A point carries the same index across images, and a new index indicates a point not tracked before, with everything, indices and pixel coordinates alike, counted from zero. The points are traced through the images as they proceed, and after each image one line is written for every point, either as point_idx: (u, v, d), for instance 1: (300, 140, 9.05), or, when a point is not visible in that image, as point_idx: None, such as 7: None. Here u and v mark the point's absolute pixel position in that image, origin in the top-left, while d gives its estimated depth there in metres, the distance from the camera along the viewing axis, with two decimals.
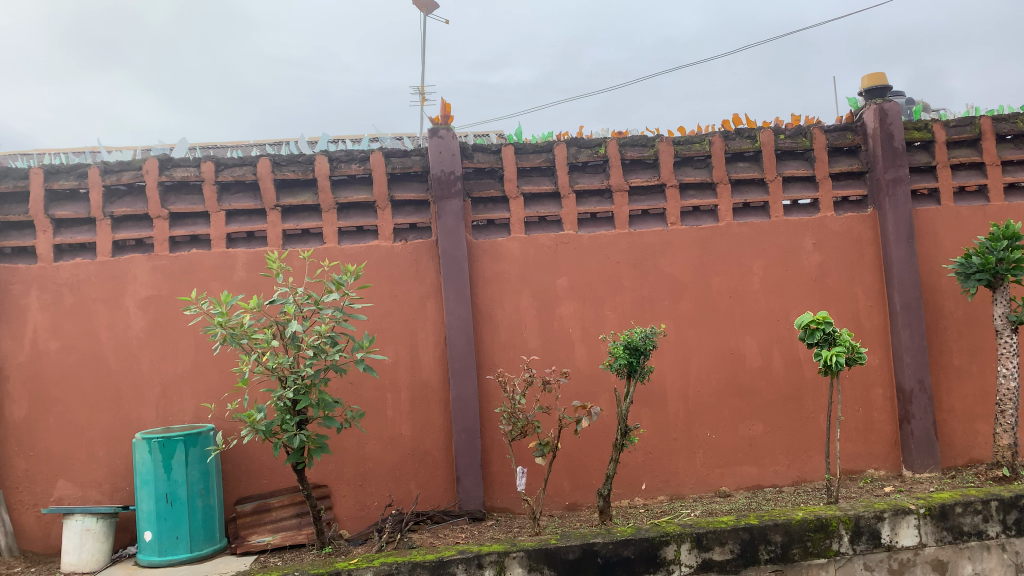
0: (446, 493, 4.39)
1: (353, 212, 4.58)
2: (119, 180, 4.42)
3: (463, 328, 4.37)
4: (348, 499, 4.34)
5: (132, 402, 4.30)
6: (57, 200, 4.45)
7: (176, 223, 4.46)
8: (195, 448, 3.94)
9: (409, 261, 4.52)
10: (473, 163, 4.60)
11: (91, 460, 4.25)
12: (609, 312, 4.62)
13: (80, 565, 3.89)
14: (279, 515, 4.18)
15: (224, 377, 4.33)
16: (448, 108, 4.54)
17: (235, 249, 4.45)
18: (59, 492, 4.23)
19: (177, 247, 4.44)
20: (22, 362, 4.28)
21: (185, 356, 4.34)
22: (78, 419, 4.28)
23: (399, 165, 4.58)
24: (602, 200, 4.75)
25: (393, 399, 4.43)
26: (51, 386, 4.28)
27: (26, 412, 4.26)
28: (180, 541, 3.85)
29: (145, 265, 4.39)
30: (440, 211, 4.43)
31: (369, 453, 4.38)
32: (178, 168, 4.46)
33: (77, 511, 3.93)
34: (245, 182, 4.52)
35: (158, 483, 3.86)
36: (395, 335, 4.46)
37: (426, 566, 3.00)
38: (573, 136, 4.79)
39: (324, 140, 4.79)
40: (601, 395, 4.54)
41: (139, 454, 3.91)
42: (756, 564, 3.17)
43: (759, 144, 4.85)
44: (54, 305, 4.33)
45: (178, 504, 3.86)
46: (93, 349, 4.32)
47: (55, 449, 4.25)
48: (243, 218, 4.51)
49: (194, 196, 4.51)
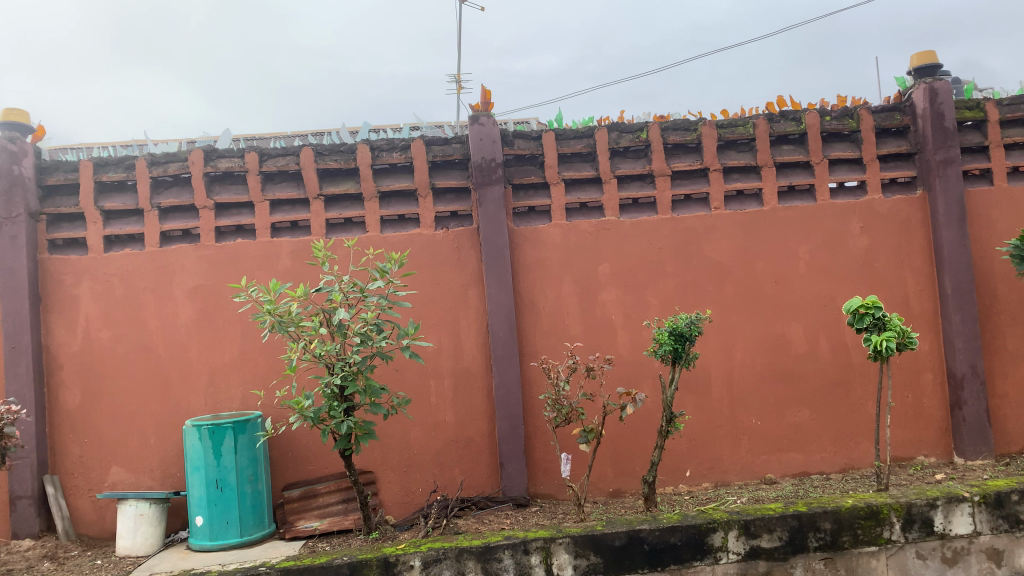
0: (490, 479, 4.40)
1: (394, 200, 4.60)
2: (165, 171, 4.48)
3: (504, 315, 4.38)
4: (393, 484, 4.38)
5: (182, 390, 4.38)
6: (105, 192, 4.54)
7: (222, 214, 4.52)
8: (244, 435, 4.00)
9: (450, 249, 4.53)
10: (513, 150, 4.59)
11: (143, 446, 4.34)
12: (652, 298, 4.58)
13: (134, 549, 3.98)
14: (326, 501, 4.22)
15: (270, 364, 4.39)
16: (488, 95, 4.53)
17: (279, 238, 4.49)
18: (112, 478, 4.32)
19: (224, 237, 4.50)
20: (75, 351, 4.38)
21: (232, 344, 4.40)
22: (129, 406, 4.37)
23: (439, 153, 4.59)
24: (644, 185, 4.70)
25: (436, 386, 4.44)
26: (102, 374, 4.37)
27: (79, 399, 4.35)
28: (230, 526, 3.91)
29: (192, 255, 4.45)
30: (481, 198, 4.43)
31: (412, 439, 4.41)
32: (222, 159, 4.51)
33: (130, 497, 4.02)
34: (288, 172, 4.57)
35: (208, 470, 3.92)
36: (438, 322, 4.47)
37: (472, 552, 3.02)
38: (614, 121, 4.75)
39: (365, 129, 4.82)
40: (645, 381, 4.51)
41: (189, 441, 3.97)
42: (805, 552, 3.14)
43: (805, 126, 4.76)
44: (104, 296, 4.41)
45: (227, 490, 3.92)
46: (144, 337, 4.40)
47: (107, 435, 4.34)
48: (287, 208, 4.55)
49: (239, 186, 4.56)
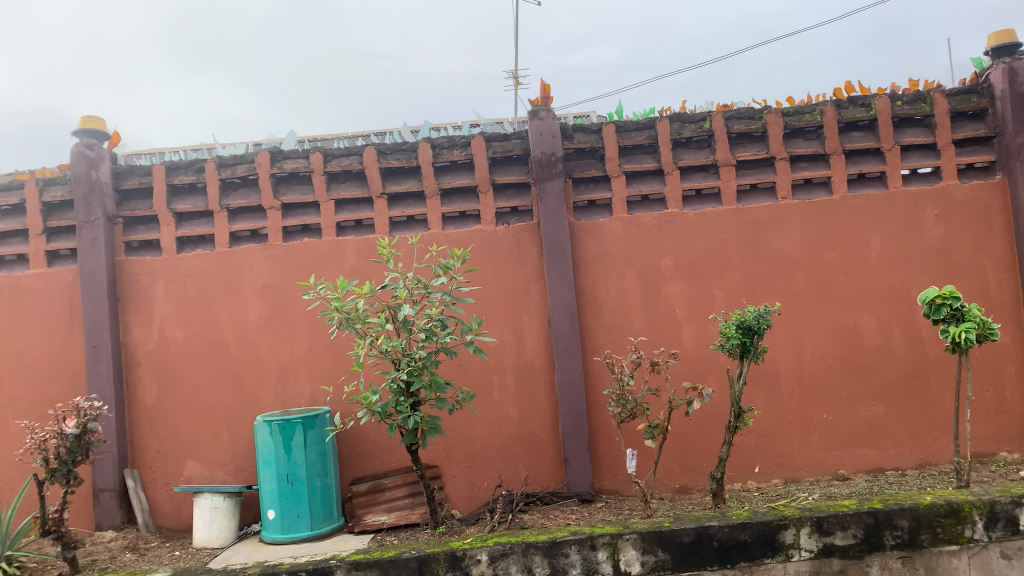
0: (554, 474, 4.39)
1: (455, 197, 4.62)
2: (233, 173, 4.60)
3: (566, 310, 4.36)
4: (459, 479, 4.41)
5: (252, 386, 4.49)
6: (177, 195, 4.68)
7: (289, 214, 4.61)
8: (313, 430, 4.08)
9: (511, 244, 4.53)
10: (573, 144, 4.56)
11: (216, 441, 4.46)
12: (717, 291, 4.50)
13: (210, 541, 4.10)
14: (393, 495, 4.29)
15: (337, 360, 4.46)
16: (548, 89, 4.51)
17: (344, 237, 4.56)
18: (188, 473, 4.45)
19: (291, 237, 4.59)
20: (151, 349, 4.52)
21: (300, 341, 4.49)
22: (203, 402, 4.49)
23: (499, 149, 4.59)
24: (708, 176, 4.62)
25: (499, 381, 4.46)
26: (177, 371, 4.51)
27: (156, 396, 4.50)
28: (301, 519, 4.00)
29: (261, 254, 4.55)
30: (542, 193, 4.42)
31: (477, 434, 4.43)
32: (288, 160, 4.60)
33: (206, 490, 4.15)
34: (351, 172, 4.64)
35: (279, 464, 4.01)
36: (500, 318, 4.48)
37: (539, 547, 3.02)
38: (676, 112, 4.69)
39: (426, 127, 4.86)
40: (711, 376, 4.45)
41: (261, 436, 4.06)
42: (882, 550, 3.04)
43: (875, 112, 4.61)
44: (178, 295, 4.55)
45: (298, 484, 4.01)
46: (215, 336, 4.52)
47: (182, 431, 4.48)
48: (351, 207, 4.61)
49: (304, 186, 4.65)
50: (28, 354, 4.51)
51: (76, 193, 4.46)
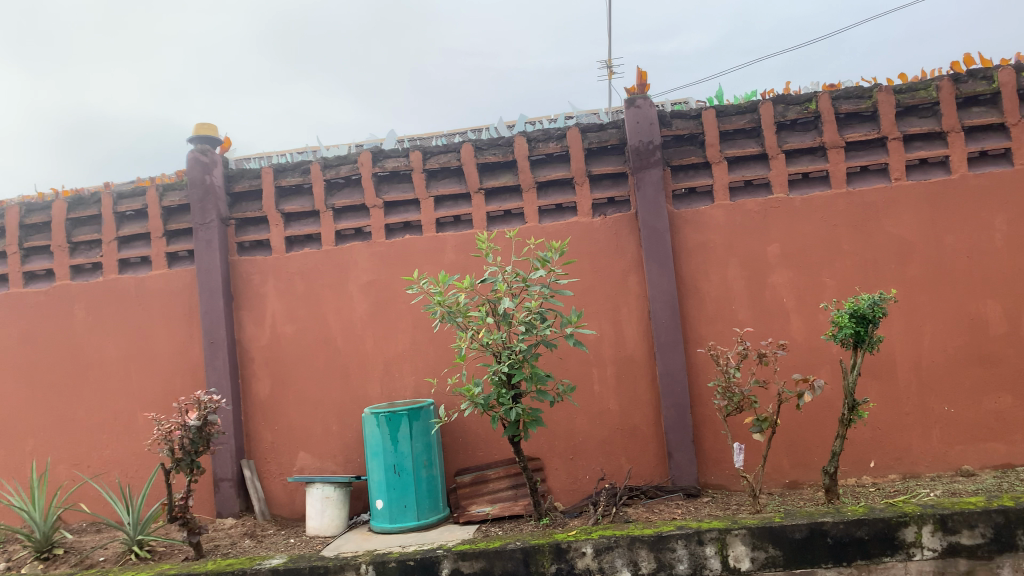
0: (657, 468, 4.32)
1: (552, 189, 4.61)
2: (337, 173, 4.75)
3: (668, 301, 4.29)
4: (561, 472, 4.41)
5: (359, 380, 4.62)
6: (285, 196, 4.86)
7: (390, 212, 4.71)
8: (418, 422, 4.16)
9: (610, 235, 4.48)
10: (672, 131, 4.48)
11: (326, 433, 4.62)
12: (827, 279, 4.33)
13: (322, 529, 4.25)
14: (496, 487, 4.33)
15: (440, 354, 4.54)
16: (644, 76, 4.44)
17: (444, 233, 4.62)
18: (300, 463, 4.63)
19: (392, 234, 4.69)
20: (264, 344, 4.72)
21: (403, 336, 4.59)
22: (313, 396, 4.65)
23: (595, 139, 4.56)
24: (815, 159, 4.45)
25: (600, 374, 4.43)
26: (288, 366, 4.69)
27: (269, 389, 4.69)
28: (408, 509, 4.09)
29: (364, 252, 4.68)
30: (639, 182, 4.36)
31: (578, 427, 4.42)
32: (389, 159, 4.73)
33: (317, 481, 4.28)
34: (450, 168, 4.70)
35: (386, 455, 4.11)
36: (600, 310, 4.45)
37: (645, 541, 2.99)
38: (779, 94, 4.53)
39: (521, 121, 4.88)
40: (821, 367, 4.28)
41: (368, 428, 4.18)
42: (1015, 551, 2.85)
43: (997, 85, 4.32)
44: (288, 293, 4.72)
45: (405, 475, 4.10)
46: (323, 331, 4.68)
47: (294, 423, 4.65)
48: (450, 203, 4.67)
49: (405, 184, 4.75)
50: (153, 350, 4.78)
51: (193, 197, 4.69)
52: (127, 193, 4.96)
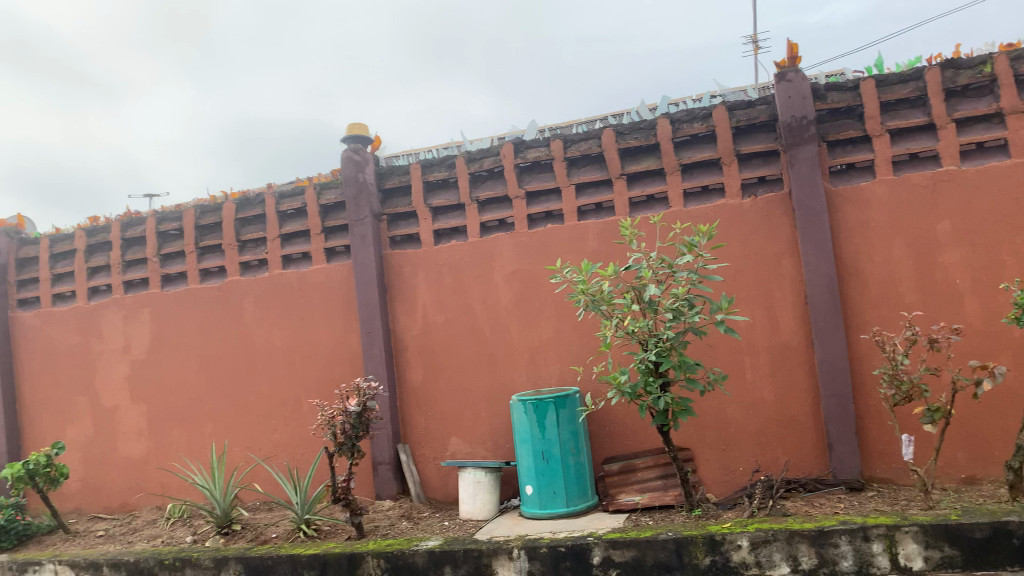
0: (817, 460, 4.12)
1: (697, 171, 4.47)
2: (481, 166, 4.85)
3: (825, 285, 4.07)
4: (713, 462, 4.29)
5: (506, 367, 4.69)
6: (432, 190, 5.00)
7: (533, 201, 4.75)
8: (565, 410, 4.18)
9: (760, 217, 4.31)
10: (826, 104, 4.24)
11: (476, 420, 4.73)
12: (1007, 258, 3.97)
13: (475, 513, 4.36)
14: (645, 476, 4.29)
15: (585, 342, 4.53)
16: (794, 49, 4.23)
17: (586, 221, 4.60)
18: (452, 448, 4.76)
19: (535, 224, 4.72)
20: (416, 333, 4.90)
21: (548, 324, 4.62)
22: (462, 383, 4.78)
23: (743, 117, 4.39)
24: (991, 126, 4.08)
25: (752, 361, 4.28)
26: (439, 354, 4.84)
27: (421, 377, 4.86)
28: (557, 496, 4.12)
29: (509, 242, 4.74)
30: (792, 160, 4.17)
31: (730, 416, 4.29)
32: (530, 149, 4.75)
33: (469, 465, 4.39)
34: (591, 155, 4.67)
35: (535, 442, 4.16)
36: (751, 295, 4.29)
37: (806, 535, 3.06)
38: (949, 58, 4.18)
39: (663, 103, 4.77)
40: (1001, 354, 3.94)
41: (517, 415, 4.25)
42: None
43: None
44: (437, 284, 4.87)
45: (553, 461, 4.13)
46: (471, 320, 4.79)
47: (445, 410, 4.80)
48: (592, 190, 4.64)
49: (546, 173, 4.76)
50: (314, 340, 5.08)
51: (347, 195, 4.93)
52: (288, 193, 5.27)
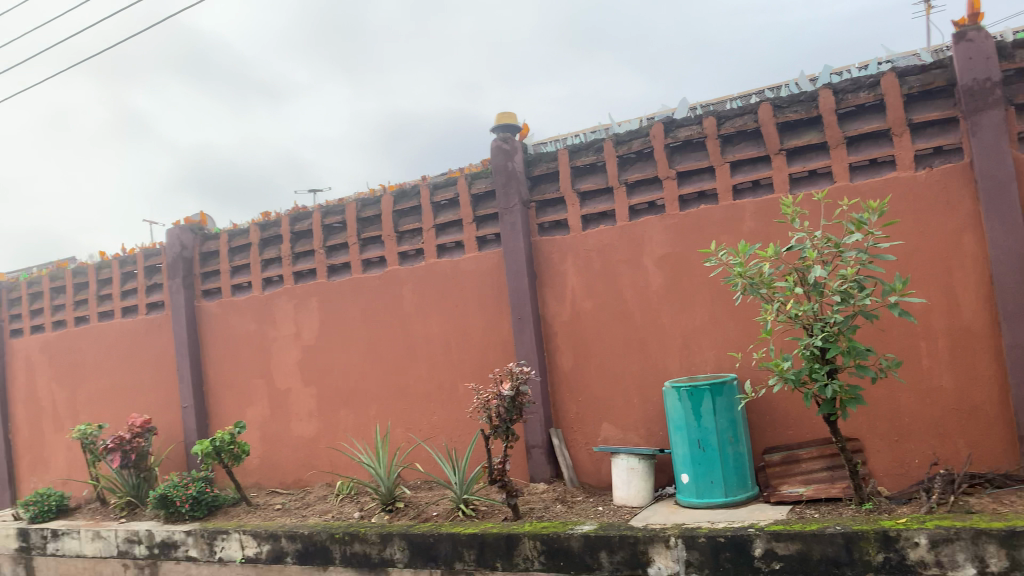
0: (1006, 455, 3.78)
1: (864, 143, 4.19)
2: (630, 148, 4.79)
3: (1014, 264, 3.73)
4: (884, 454, 4.04)
5: (659, 353, 4.62)
6: (581, 175, 4.98)
7: (685, 182, 4.62)
8: (721, 397, 4.05)
9: (937, 190, 3.98)
10: (1015, 63, 3.85)
11: (629, 406, 4.69)
12: None
13: (629, 500, 4.33)
14: (809, 467, 4.06)
15: (743, 327, 4.39)
16: (976, 4, 3.87)
17: (741, 200, 4.43)
18: (604, 434, 4.75)
19: (687, 205, 4.59)
20: (566, 319, 4.91)
21: (702, 308, 4.50)
22: (614, 369, 4.75)
23: (916, 83, 4.06)
24: None
25: (928, 346, 3.97)
26: (590, 339, 4.83)
27: (572, 362, 4.88)
28: (715, 485, 4.01)
29: (659, 225, 4.64)
30: (975, 127, 3.84)
31: (904, 406, 4.01)
32: (682, 128, 4.64)
33: (622, 452, 4.35)
34: (746, 131, 4.49)
35: (690, 429, 4.09)
36: (926, 276, 3.99)
37: (994, 535, 2.86)
38: None
39: (825, 72, 4.49)
40: None
41: (671, 401, 4.19)
42: None
43: None
44: (586, 269, 4.85)
45: (709, 450, 4.03)
46: (622, 306, 4.74)
47: (597, 395, 4.79)
48: (747, 168, 4.45)
49: (698, 152, 4.62)
50: (468, 327, 5.20)
51: (497, 183, 5.02)
52: (441, 183, 5.42)
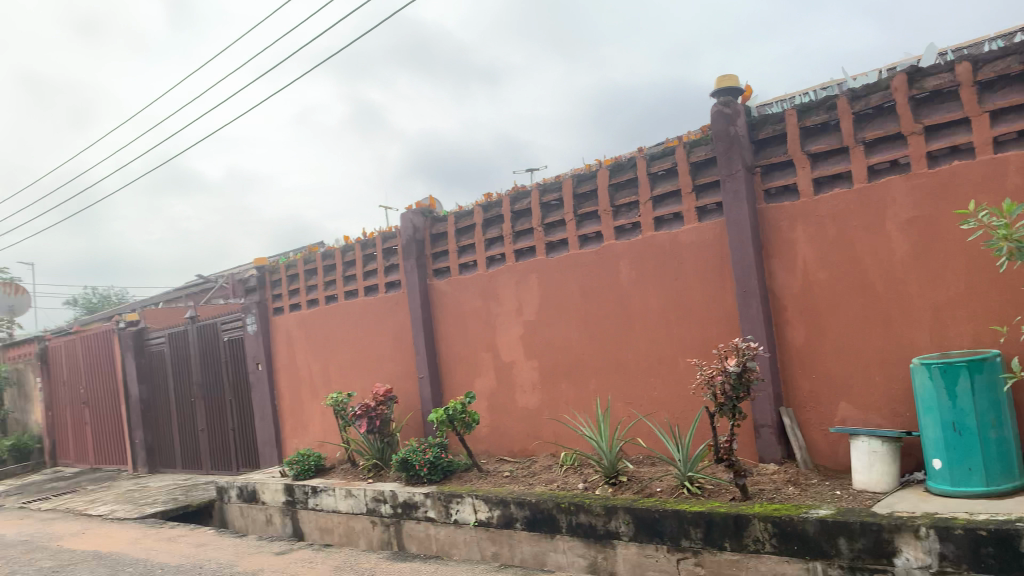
0: None
1: None
2: (867, 103, 4.38)
3: None
4: None
5: (905, 327, 4.23)
6: (811, 136, 4.65)
7: (934, 137, 4.14)
8: (981, 375, 3.63)
9: None
10: None
11: (870, 384, 4.35)
12: None
13: (870, 484, 4.02)
14: None
15: (1008, 298, 3.90)
16: None
17: (1005, 153, 3.90)
18: (842, 414, 4.45)
19: (937, 162, 4.12)
20: (796, 291, 4.63)
21: (957, 277, 4.05)
22: (852, 344, 4.42)
23: None
24: None
25: None
26: (824, 312, 4.52)
27: (805, 336, 4.60)
28: (973, 473, 3.61)
29: (903, 186, 4.22)
30: None
31: None
32: (929, 77, 4.17)
33: (862, 434, 4.05)
34: (1011, 75, 3.93)
35: (942, 411, 3.71)
36: None
37: None
38: None
39: None
40: None
41: (920, 380, 3.82)
42: None
43: None
44: (818, 237, 4.54)
45: (967, 434, 3.63)
46: (860, 276, 4.39)
47: (833, 372, 4.49)
48: (1013, 116, 3.91)
49: (951, 103, 4.12)
50: (690, 301, 5.08)
51: (718, 151, 4.82)
52: (658, 154, 5.30)
